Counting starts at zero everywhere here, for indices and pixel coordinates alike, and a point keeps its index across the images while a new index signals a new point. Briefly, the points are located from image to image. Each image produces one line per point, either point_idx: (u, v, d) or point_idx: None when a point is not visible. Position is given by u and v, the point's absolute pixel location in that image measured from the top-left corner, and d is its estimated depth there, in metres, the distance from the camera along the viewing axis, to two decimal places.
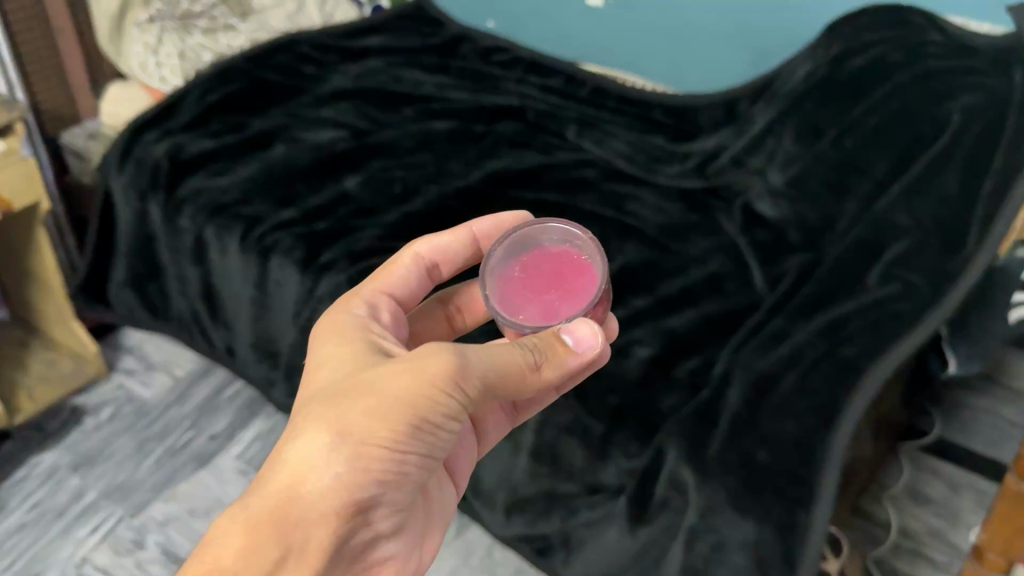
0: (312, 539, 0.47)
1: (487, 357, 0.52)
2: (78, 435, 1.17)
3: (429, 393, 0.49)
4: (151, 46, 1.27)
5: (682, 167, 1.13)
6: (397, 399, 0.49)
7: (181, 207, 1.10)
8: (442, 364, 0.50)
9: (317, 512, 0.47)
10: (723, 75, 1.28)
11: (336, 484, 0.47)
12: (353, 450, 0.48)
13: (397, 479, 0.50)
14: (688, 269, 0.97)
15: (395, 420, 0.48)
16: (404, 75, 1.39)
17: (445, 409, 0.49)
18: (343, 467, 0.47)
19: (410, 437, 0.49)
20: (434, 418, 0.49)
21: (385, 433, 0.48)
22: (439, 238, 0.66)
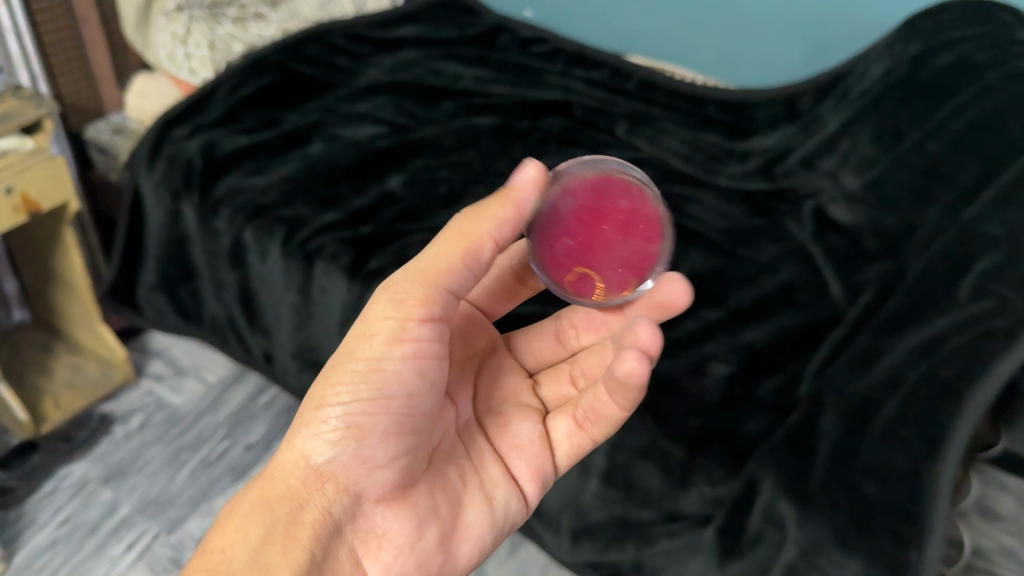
0: (292, 514, 0.53)
1: (414, 262, 0.53)
2: (108, 444, 1.12)
3: (363, 330, 0.53)
4: (179, 36, 1.22)
5: (745, 168, 1.08)
6: (344, 352, 0.54)
7: (217, 208, 1.05)
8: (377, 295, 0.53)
9: (297, 491, 0.53)
10: (777, 70, 1.22)
11: (299, 454, 0.54)
12: (309, 415, 0.54)
13: (349, 428, 0.53)
14: (759, 278, 0.92)
15: (335, 375, 0.53)
16: (442, 68, 1.33)
17: (378, 340, 0.52)
18: (302, 435, 0.54)
19: (357, 381, 0.53)
20: (372, 352, 0.53)
21: (333, 386, 0.53)
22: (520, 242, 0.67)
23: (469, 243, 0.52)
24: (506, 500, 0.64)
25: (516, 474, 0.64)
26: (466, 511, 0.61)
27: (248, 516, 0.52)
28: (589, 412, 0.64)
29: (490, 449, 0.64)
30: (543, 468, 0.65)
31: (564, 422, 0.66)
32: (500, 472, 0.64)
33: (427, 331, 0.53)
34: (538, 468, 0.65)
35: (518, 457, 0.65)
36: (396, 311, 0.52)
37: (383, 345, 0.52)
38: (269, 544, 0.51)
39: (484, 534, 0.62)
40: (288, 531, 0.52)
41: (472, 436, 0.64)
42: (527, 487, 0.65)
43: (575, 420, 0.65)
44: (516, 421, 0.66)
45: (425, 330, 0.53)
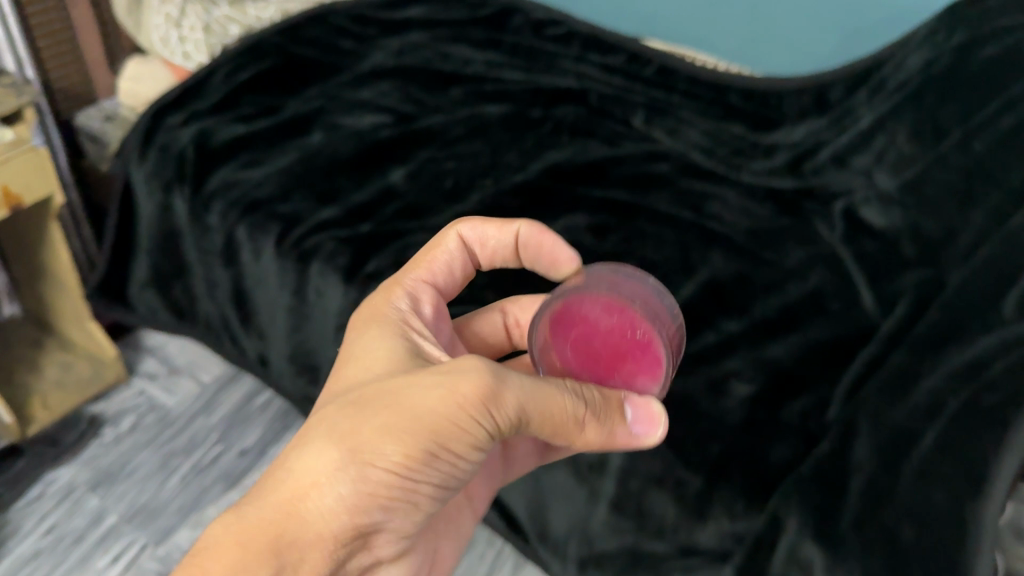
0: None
1: (525, 384, 0.49)
2: (97, 447, 1.07)
3: (456, 417, 0.46)
4: (173, 19, 1.15)
5: (771, 164, 1.02)
6: (421, 420, 0.46)
7: (210, 202, 0.99)
8: (477, 385, 0.47)
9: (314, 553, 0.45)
10: (808, 57, 1.14)
11: (337, 509, 0.45)
12: (360, 471, 0.45)
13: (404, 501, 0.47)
14: (785, 284, 0.85)
15: (412, 445, 0.46)
16: (452, 51, 1.25)
17: (468, 438, 0.47)
18: (347, 487, 0.45)
19: (425, 464, 0.47)
20: (455, 446, 0.47)
21: (399, 454, 0.45)
22: (484, 226, 0.64)
23: (571, 433, 0.52)
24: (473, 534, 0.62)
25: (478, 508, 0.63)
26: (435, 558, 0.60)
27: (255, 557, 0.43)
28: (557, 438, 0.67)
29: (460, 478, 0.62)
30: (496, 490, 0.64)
31: (525, 443, 0.66)
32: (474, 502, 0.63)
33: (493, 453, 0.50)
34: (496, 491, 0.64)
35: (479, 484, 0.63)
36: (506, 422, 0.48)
37: (469, 446, 0.47)
38: None
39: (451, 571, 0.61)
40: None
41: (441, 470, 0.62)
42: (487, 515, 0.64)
43: (538, 444, 0.66)
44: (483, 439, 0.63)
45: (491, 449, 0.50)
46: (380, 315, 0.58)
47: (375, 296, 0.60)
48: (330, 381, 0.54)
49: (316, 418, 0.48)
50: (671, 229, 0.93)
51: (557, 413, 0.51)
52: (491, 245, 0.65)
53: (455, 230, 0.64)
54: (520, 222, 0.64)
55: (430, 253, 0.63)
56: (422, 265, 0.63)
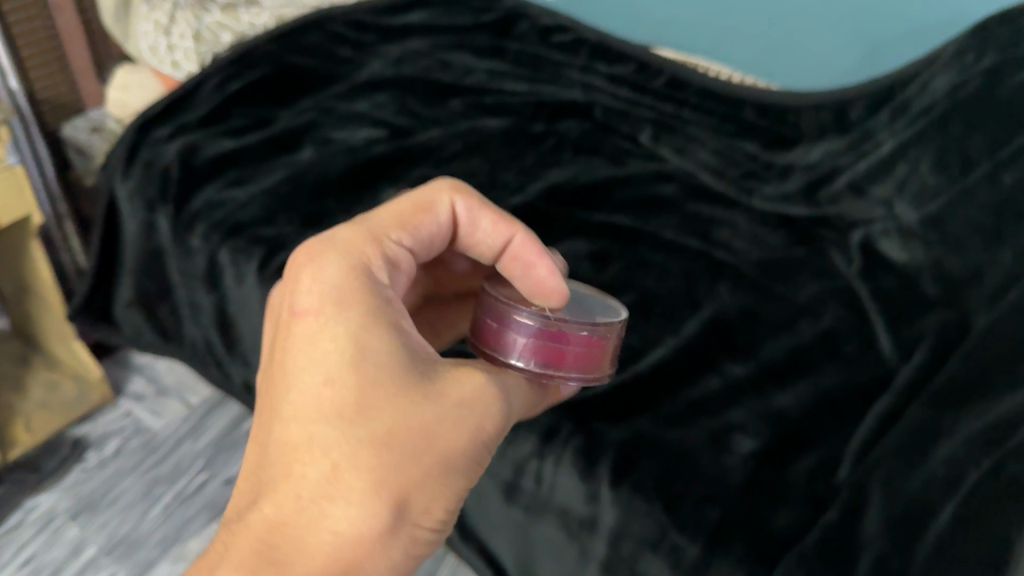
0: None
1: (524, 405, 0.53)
2: (79, 473, 1.04)
3: (479, 457, 0.50)
4: (162, 25, 1.12)
5: (785, 188, 0.96)
6: (454, 465, 0.48)
7: (193, 224, 0.95)
8: (498, 423, 0.50)
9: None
10: (826, 71, 1.08)
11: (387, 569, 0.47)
12: (406, 525, 0.47)
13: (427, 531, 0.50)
14: (796, 322, 0.80)
15: (445, 489, 0.48)
16: (453, 60, 1.20)
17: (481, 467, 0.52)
18: (399, 542, 0.47)
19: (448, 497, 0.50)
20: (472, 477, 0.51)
21: (437, 501, 0.48)
22: (483, 212, 0.61)
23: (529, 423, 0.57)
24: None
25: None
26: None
27: None
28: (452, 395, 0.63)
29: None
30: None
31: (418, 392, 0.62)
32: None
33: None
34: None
35: None
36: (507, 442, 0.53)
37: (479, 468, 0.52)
38: None
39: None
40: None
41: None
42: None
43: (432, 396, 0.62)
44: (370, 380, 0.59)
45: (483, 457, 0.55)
46: (362, 291, 0.51)
47: (348, 260, 0.53)
48: (315, 380, 0.48)
49: (345, 461, 0.46)
50: (676, 258, 0.88)
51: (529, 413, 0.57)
52: (478, 236, 0.62)
53: (450, 198, 0.61)
54: (521, 230, 0.62)
55: (417, 217, 0.59)
56: (409, 228, 0.58)
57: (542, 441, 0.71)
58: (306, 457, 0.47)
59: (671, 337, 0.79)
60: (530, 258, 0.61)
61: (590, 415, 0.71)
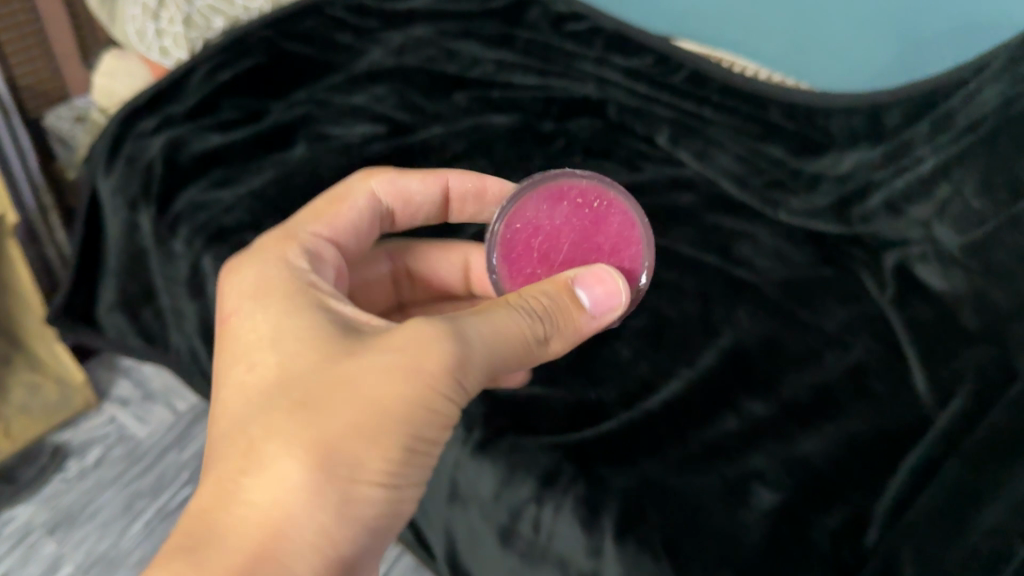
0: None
1: (485, 333, 0.49)
2: (59, 484, 0.99)
3: (424, 399, 0.45)
4: (151, 9, 1.04)
5: (815, 201, 0.89)
6: (390, 416, 0.45)
7: (175, 226, 0.89)
8: (440, 359, 0.46)
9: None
10: (859, 71, 1.00)
11: (321, 535, 0.43)
12: (337, 491, 0.43)
13: (390, 513, 0.46)
14: (822, 356, 0.74)
15: (383, 442, 0.44)
16: (459, 49, 1.13)
17: (441, 420, 0.47)
18: (325, 512, 0.43)
19: (404, 463, 0.46)
20: (428, 434, 0.46)
21: (376, 461, 0.44)
22: (402, 180, 0.68)
23: (525, 359, 0.51)
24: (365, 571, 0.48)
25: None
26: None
27: None
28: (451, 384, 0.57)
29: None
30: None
31: None
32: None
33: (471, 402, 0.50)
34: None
35: None
36: (469, 382, 0.47)
37: (443, 420, 0.47)
38: None
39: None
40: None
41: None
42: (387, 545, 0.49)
43: None
44: None
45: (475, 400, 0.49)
46: (282, 283, 0.53)
47: (268, 264, 0.55)
48: (241, 371, 0.49)
49: (262, 432, 0.44)
50: (691, 275, 0.82)
51: (515, 340, 0.50)
52: (415, 196, 0.69)
53: (365, 185, 0.66)
54: (449, 172, 0.71)
55: (334, 206, 0.63)
56: (324, 218, 0.62)
57: (540, 486, 0.65)
58: (230, 442, 0.45)
59: (685, 368, 0.73)
60: (474, 187, 0.71)
61: (592, 455, 0.65)
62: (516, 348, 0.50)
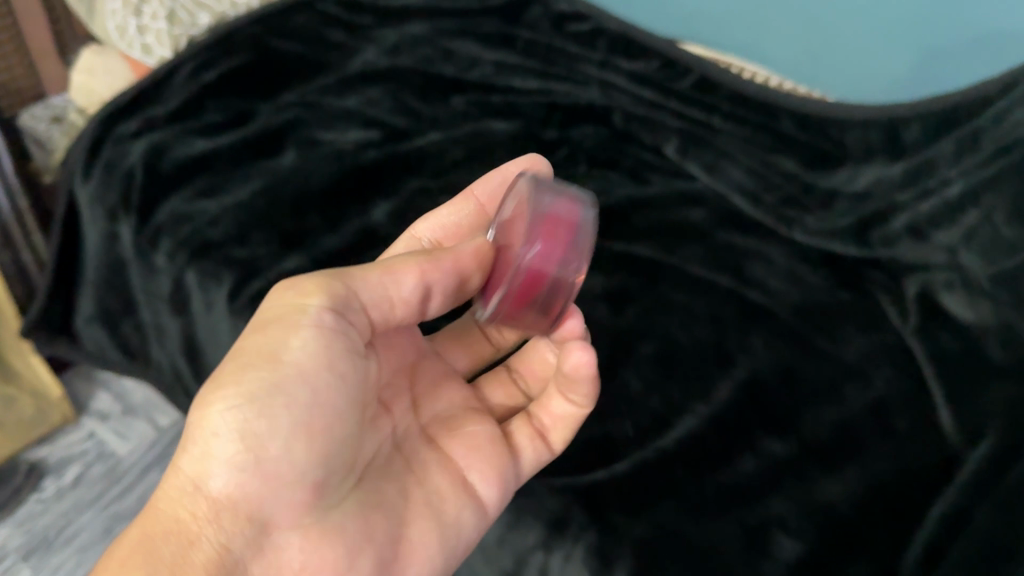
0: (177, 553, 0.46)
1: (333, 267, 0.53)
2: (34, 504, 0.95)
3: (261, 332, 0.50)
4: (132, 3, 0.98)
5: (835, 223, 0.84)
6: (235, 359, 0.50)
7: (157, 238, 0.84)
8: (274, 298, 0.51)
9: (184, 524, 0.47)
10: (873, 82, 0.97)
11: (192, 480, 0.48)
12: (197, 432, 0.48)
13: (258, 430, 0.48)
14: (841, 389, 0.71)
15: (230, 369, 0.49)
16: (456, 48, 1.08)
17: (284, 339, 0.49)
18: (189, 456, 0.48)
19: (259, 387, 0.48)
20: (278, 352, 0.49)
21: (224, 392, 0.48)
22: (436, 215, 0.66)
23: (388, 273, 0.53)
24: (264, 493, 0.48)
25: (477, 483, 0.57)
26: (361, 555, 0.50)
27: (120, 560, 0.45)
28: (547, 422, 0.62)
29: (409, 473, 0.56)
30: (507, 480, 0.59)
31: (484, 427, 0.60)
32: (449, 486, 0.57)
33: (329, 318, 0.50)
34: (505, 476, 0.59)
35: (476, 475, 0.58)
36: (293, 301, 0.50)
37: (282, 338, 0.49)
38: None
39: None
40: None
41: (378, 478, 0.54)
42: (294, 470, 0.48)
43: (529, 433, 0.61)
44: (469, 426, 0.60)
45: (331, 318, 0.50)
46: None
47: None
48: None
49: None
50: (704, 297, 0.78)
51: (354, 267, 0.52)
52: (450, 220, 0.66)
53: (410, 230, 0.66)
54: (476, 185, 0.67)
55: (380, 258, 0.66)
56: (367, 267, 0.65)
57: (548, 533, 0.61)
58: None
59: (699, 402, 0.69)
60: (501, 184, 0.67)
61: (601, 500, 0.61)
62: (360, 271, 0.52)
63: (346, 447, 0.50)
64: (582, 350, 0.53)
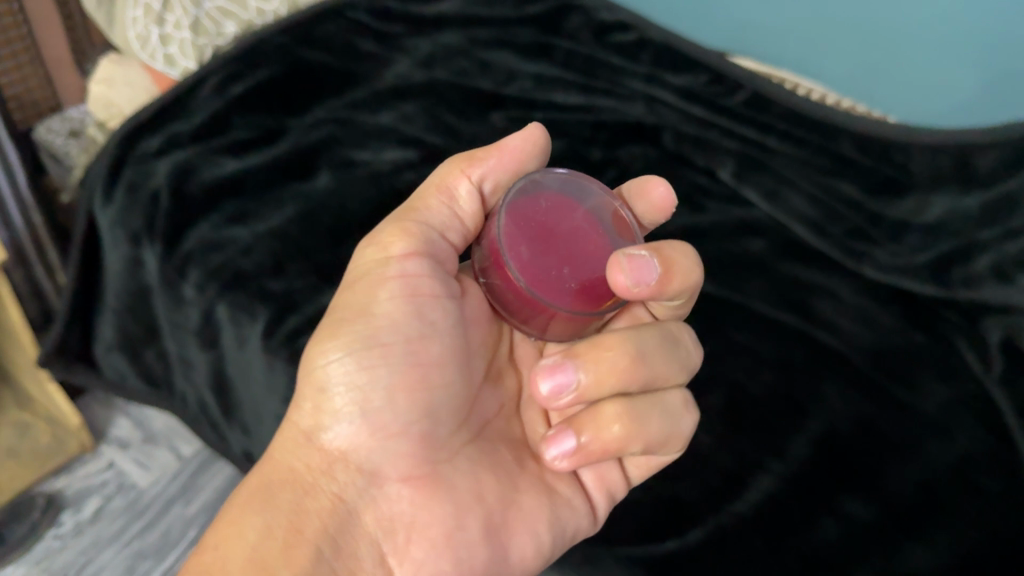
0: (296, 501, 0.51)
1: (385, 220, 0.58)
2: (52, 541, 0.91)
3: (354, 281, 0.56)
4: (155, 12, 0.93)
5: (910, 260, 0.81)
6: (336, 313, 0.56)
7: (185, 268, 0.79)
8: (358, 257, 0.57)
9: (301, 475, 0.52)
10: (938, 106, 0.92)
11: (311, 428, 0.54)
12: (316, 385, 0.54)
13: (361, 386, 0.53)
14: (923, 444, 0.67)
15: (331, 330, 0.55)
16: (493, 60, 1.02)
17: (388, 288, 0.54)
18: (310, 406, 0.54)
19: (358, 337, 0.54)
20: (378, 301, 0.54)
21: (330, 342, 0.54)
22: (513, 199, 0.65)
23: (417, 208, 0.58)
24: (372, 445, 0.53)
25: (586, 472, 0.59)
26: (469, 513, 0.53)
27: (242, 508, 0.51)
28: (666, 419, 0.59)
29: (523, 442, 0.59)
30: (613, 483, 0.60)
31: None
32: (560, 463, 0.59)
33: (411, 265, 0.54)
34: (607, 478, 0.59)
35: None
36: (376, 255, 0.55)
37: (371, 291, 0.54)
38: (268, 537, 0.49)
39: (536, 562, 0.56)
40: (282, 559, 0.48)
41: (494, 438, 0.57)
42: (398, 420, 0.53)
43: None
44: None
45: (413, 263, 0.55)
46: None
47: None
48: None
49: None
50: (769, 339, 0.73)
51: (416, 202, 0.59)
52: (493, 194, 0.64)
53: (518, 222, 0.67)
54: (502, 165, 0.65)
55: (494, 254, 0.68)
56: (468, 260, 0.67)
57: None
58: None
59: (776, 459, 0.64)
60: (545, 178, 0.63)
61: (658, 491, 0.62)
62: (420, 202, 0.58)
63: (452, 397, 0.55)
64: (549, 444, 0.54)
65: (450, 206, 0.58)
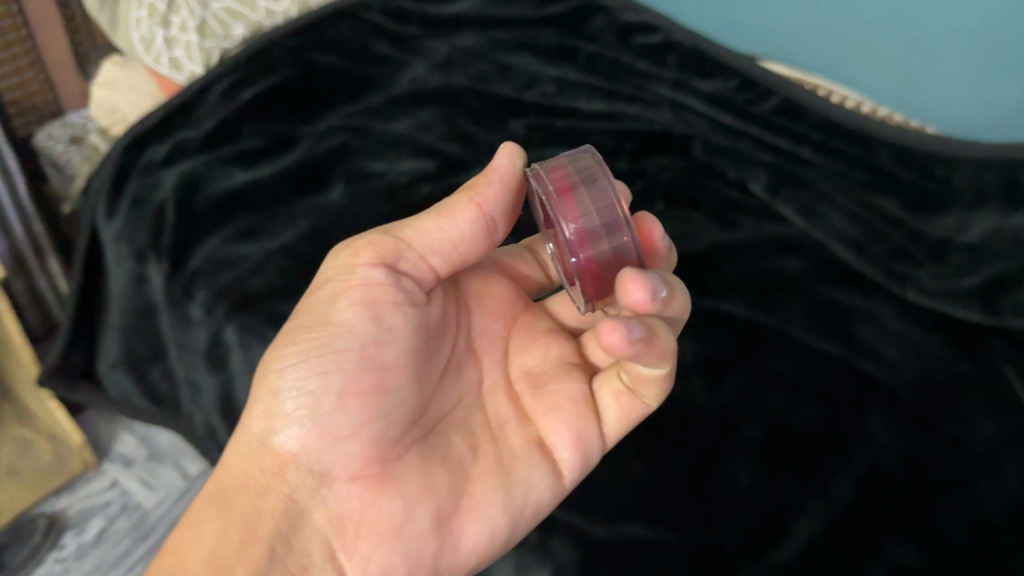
0: (252, 503, 0.49)
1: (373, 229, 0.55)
2: (53, 565, 0.88)
3: (321, 285, 0.54)
4: (160, 13, 0.89)
5: (958, 283, 0.77)
6: (299, 316, 0.53)
7: (192, 287, 0.75)
8: (329, 259, 0.54)
9: (254, 479, 0.50)
10: (980, 117, 0.88)
11: (259, 435, 0.51)
12: (264, 390, 0.52)
13: (313, 397, 0.51)
14: (975, 483, 0.63)
15: (291, 335, 0.53)
16: (513, 63, 0.98)
17: (349, 296, 0.52)
18: (260, 413, 0.52)
19: (311, 344, 0.51)
20: (341, 308, 0.51)
21: (288, 347, 0.52)
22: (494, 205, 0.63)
23: (413, 231, 0.53)
24: (322, 446, 0.51)
25: (555, 448, 0.56)
26: (420, 505, 0.51)
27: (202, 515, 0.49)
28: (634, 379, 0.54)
29: (488, 431, 0.56)
30: (590, 445, 0.56)
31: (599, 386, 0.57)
32: (524, 446, 0.56)
33: (377, 274, 0.52)
34: (585, 440, 0.56)
35: (556, 428, 0.56)
36: (344, 261, 0.53)
37: (333, 296, 0.52)
38: (225, 539, 0.48)
39: (493, 544, 0.53)
40: (237, 557, 0.47)
41: (446, 432, 0.55)
42: (349, 422, 0.50)
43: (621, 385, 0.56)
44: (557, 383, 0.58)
45: (378, 273, 0.52)
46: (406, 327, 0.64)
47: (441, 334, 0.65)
48: None
49: None
50: (810, 368, 0.69)
51: (410, 221, 0.54)
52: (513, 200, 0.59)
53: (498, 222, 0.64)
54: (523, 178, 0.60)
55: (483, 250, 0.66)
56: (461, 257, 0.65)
57: None
58: None
59: (818, 499, 0.61)
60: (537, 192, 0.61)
61: (660, 507, 0.60)
62: (413, 222, 0.53)
63: (406, 399, 0.52)
64: (618, 325, 0.45)
65: (451, 236, 0.53)
